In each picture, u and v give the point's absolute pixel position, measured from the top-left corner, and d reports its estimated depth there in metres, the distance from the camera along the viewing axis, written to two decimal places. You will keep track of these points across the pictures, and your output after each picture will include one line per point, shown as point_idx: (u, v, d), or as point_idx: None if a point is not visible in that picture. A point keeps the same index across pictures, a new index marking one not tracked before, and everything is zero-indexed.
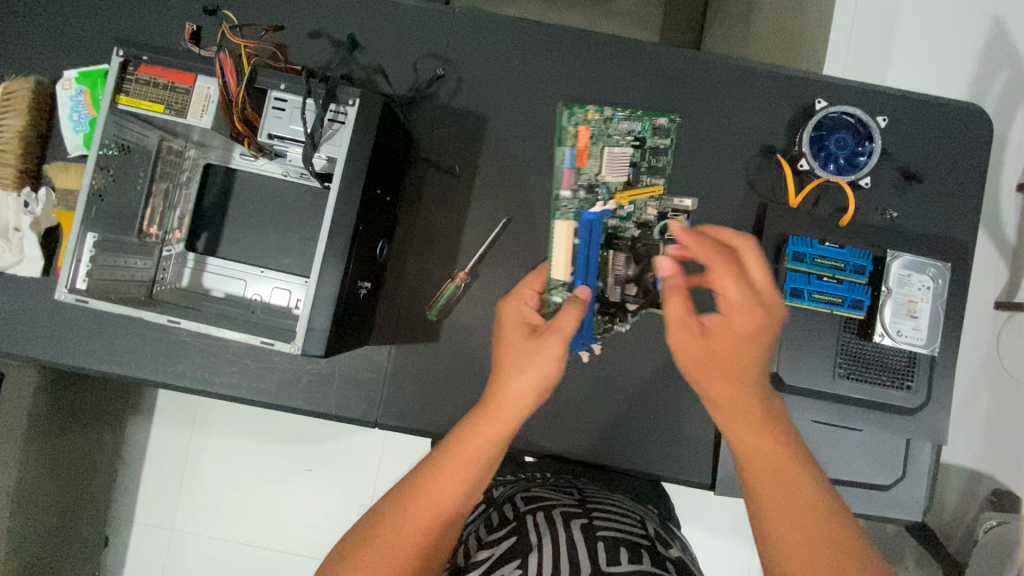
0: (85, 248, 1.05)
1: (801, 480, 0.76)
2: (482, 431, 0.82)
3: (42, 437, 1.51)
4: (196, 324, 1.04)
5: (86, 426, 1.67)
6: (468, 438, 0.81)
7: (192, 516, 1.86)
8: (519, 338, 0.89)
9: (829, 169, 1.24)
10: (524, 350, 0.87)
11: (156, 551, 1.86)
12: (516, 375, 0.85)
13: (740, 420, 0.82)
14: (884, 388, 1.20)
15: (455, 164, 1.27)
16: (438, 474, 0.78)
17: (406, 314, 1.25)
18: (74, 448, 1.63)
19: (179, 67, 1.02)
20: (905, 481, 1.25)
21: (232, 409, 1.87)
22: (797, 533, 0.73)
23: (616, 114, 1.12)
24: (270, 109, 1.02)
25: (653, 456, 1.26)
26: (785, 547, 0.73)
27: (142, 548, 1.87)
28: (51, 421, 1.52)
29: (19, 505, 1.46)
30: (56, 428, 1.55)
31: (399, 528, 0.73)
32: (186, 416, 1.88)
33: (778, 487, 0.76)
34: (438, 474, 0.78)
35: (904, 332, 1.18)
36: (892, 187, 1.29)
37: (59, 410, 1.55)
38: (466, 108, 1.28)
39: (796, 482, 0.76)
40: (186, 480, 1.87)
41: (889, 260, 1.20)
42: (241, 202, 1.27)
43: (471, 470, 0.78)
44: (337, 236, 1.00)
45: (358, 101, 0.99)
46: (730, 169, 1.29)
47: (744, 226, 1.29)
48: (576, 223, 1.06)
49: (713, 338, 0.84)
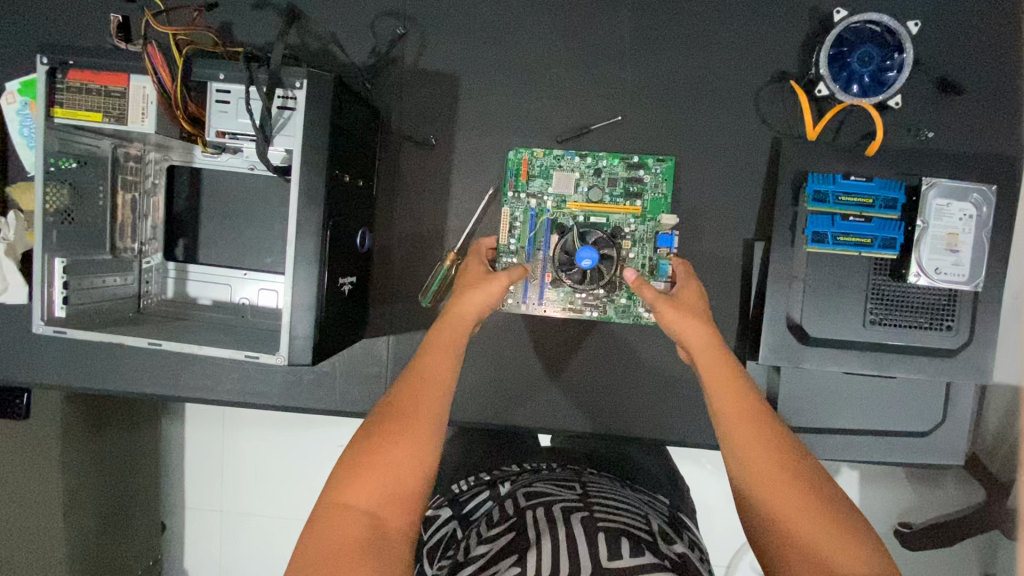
0: (56, 275, 1.02)
1: (795, 459, 0.78)
2: (440, 343, 0.90)
3: (82, 445, 1.43)
4: (177, 345, 1.00)
5: (122, 437, 1.55)
6: (443, 332, 0.92)
7: (236, 524, 1.70)
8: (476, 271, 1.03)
9: (852, 92, 1.08)
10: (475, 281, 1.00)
11: (211, 558, 1.72)
12: (466, 292, 0.97)
13: (740, 409, 0.83)
14: (920, 330, 1.10)
15: (431, 135, 1.16)
16: (427, 357, 0.88)
17: (399, 302, 1.19)
18: (117, 452, 1.53)
19: (108, 67, 0.93)
20: (947, 425, 1.17)
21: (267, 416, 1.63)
22: (793, 503, 0.73)
23: (570, 153, 1.13)
24: (213, 104, 0.92)
25: (674, 423, 1.20)
26: (786, 524, 0.72)
27: (199, 557, 1.73)
28: (84, 430, 1.43)
29: (72, 510, 1.41)
30: (94, 434, 1.46)
31: (417, 405, 0.81)
32: (215, 425, 1.66)
33: (769, 461, 0.77)
34: (428, 360, 0.87)
35: (944, 270, 1.06)
36: (926, 103, 1.13)
37: (90, 419, 1.46)
38: (434, 69, 1.16)
39: (789, 460, 0.78)
40: (227, 489, 1.69)
41: (925, 189, 1.06)
42: (213, 203, 1.20)
43: (454, 357, 0.89)
44: (307, 237, 0.92)
45: (306, 82, 0.89)
46: (738, 103, 1.15)
47: (756, 167, 1.16)
48: (521, 215, 1.14)
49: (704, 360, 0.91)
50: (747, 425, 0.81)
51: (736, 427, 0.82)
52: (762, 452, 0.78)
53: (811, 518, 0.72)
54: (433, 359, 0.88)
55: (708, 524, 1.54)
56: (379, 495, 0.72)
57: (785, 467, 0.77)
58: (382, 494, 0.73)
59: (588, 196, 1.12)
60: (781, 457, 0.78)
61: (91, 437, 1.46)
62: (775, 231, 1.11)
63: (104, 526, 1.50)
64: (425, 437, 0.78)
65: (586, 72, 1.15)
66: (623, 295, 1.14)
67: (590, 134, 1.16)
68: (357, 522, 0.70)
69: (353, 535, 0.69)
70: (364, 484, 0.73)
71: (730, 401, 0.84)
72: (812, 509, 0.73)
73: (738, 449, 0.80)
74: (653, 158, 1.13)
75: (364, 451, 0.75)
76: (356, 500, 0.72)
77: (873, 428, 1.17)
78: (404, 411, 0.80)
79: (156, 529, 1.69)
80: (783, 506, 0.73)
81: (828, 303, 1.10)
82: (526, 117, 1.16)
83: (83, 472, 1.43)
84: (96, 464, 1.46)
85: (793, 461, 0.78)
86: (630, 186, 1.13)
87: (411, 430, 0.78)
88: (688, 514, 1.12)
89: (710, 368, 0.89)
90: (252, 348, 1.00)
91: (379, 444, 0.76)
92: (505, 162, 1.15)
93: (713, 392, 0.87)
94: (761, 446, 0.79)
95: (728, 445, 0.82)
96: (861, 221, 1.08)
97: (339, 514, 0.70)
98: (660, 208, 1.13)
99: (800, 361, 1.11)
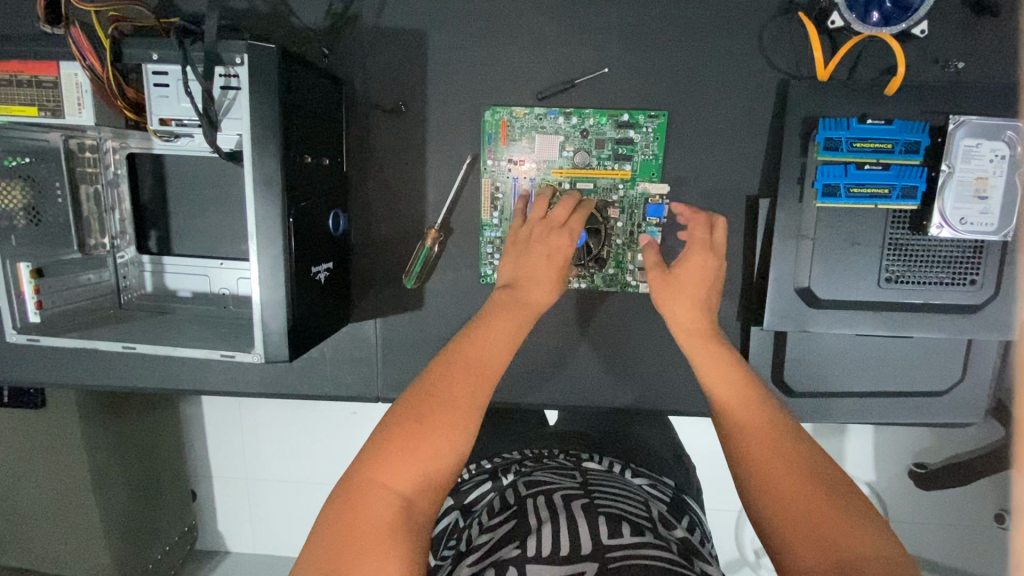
0: (24, 278, 1.01)
1: (806, 455, 0.70)
2: (497, 321, 0.80)
3: (105, 434, 1.42)
4: (152, 346, 0.97)
5: (149, 426, 1.52)
6: (501, 312, 0.81)
7: (261, 509, 1.68)
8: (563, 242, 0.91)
9: (872, 20, 0.94)
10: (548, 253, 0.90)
11: (241, 539, 1.72)
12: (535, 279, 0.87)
13: (744, 408, 0.76)
14: (940, 285, 1.02)
15: (400, 101, 1.07)
16: (482, 339, 0.77)
17: (383, 284, 1.14)
18: (145, 440, 1.51)
19: (36, 56, 0.87)
20: (967, 382, 1.10)
21: (276, 404, 1.56)
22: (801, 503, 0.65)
23: (551, 110, 1.04)
24: (152, 88, 0.84)
25: (670, 390, 1.20)
26: (791, 520, 0.64)
27: (230, 540, 1.73)
28: (104, 421, 1.42)
29: (100, 494, 1.42)
30: (116, 426, 1.44)
31: (462, 395, 0.71)
32: (230, 418, 1.59)
33: (773, 460, 0.69)
34: (481, 342, 0.77)
35: (970, 219, 0.96)
36: (956, 28, 0.99)
37: (111, 411, 1.43)
38: (397, 27, 1.04)
39: (797, 456, 0.70)
40: (248, 478, 1.65)
41: (951, 130, 0.95)
42: (179, 186, 1.12)
43: (511, 344, 0.79)
44: (269, 230, 0.87)
45: (247, 58, 0.80)
46: (739, 43, 1.02)
47: (761, 115, 1.04)
48: (503, 184, 1.08)
49: (698, 346, 0.85)
50: (753, 417, 0.75)
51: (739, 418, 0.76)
52: (762, 440, 0.72)
53: (818, 503, 0.64)
54: (490, 342, 0.77)
55: (717, 476, 1.53)
56: (415, 483, 0.66)
57: (790, 453, 0.70)
58: (418, 482, 0.66)
59: (574, 160, 1.05)
60: (788, 446, 0.71)
61: (111, 423, 1.43)
62: (782, 186, 1.02)
63: (134, 500, 1.50)
64: (465, 427, 0.70)
65: (567, 18, 1.03)
66: (610, 266, 1.13)
67: (575, 89, 1.04)
68: (391, 506, 0.64)
69: (389, 523, 0.63)
70: (404, 469, 0.66)
71: (724, 390, 0.79)
72: (809, 489, 0.66)
73: (734, 438, 0.74)
74: (643, 114, 1.04)
75: (398, 426, 0.68)
76: (395, 485, 0.65)
77: (887, 390, 1.11)
78: (443, 386, 0.71)
79: (185, 497, 1.65)
80: (782, 484, 0.67)
81: (839, 262, 1.03)
82: (502, 74, 1.05)
83: (105, 449, 1.42)
84: (121, 447, 1.46)
85: (802, 450, 0.71)
86: (618, 148, 1.05)
87: (454, 413, 0.70)
88: (693, 497, 1.08)
89: (708, 363, 0.82)
90: (229, 346, 0.97)
91: (410, 415, 0.69)
92: (482, 124, 1.06)
93: (714, 387, 0.80)
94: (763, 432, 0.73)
95: (726, 431, 0.76)
96: (878, 170, 0.97)
97: (372, 494, 0.64)
98: (650, 170, 1.06)
99: (808, 325, 1.04)
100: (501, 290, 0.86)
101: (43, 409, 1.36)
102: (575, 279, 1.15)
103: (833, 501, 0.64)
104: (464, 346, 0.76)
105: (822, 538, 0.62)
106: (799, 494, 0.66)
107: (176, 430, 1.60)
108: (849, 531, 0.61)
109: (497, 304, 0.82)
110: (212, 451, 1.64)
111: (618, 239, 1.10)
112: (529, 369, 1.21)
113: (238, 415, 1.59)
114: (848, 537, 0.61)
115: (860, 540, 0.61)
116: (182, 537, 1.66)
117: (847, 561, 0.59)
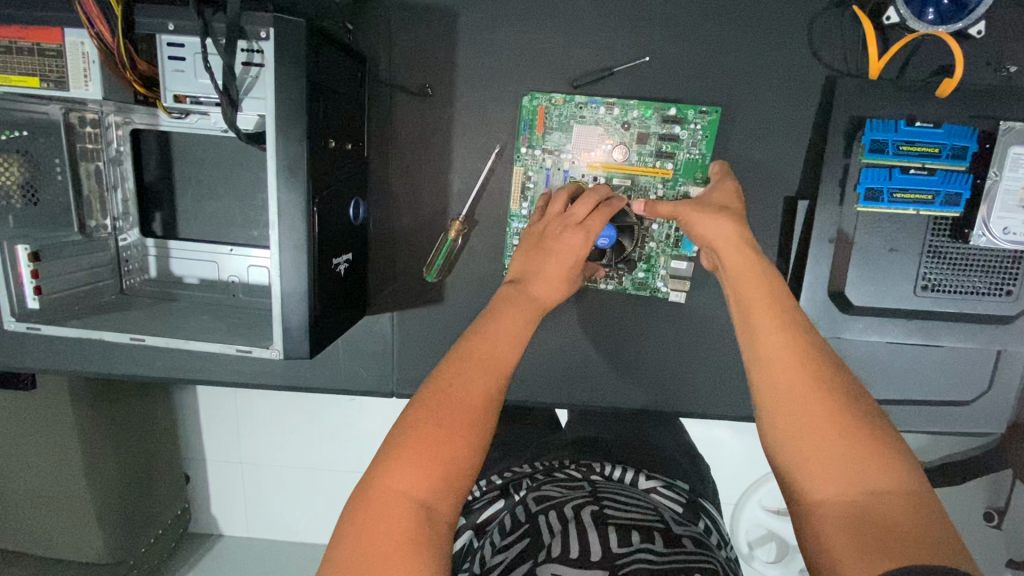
0: (23, 263, 0.94)
1: (829, 382, 0.66)
2: (510, 316, 0.76)
3: (98, 421, 1.36)
4: (161, 339, 0.91)
5: (142, 412, 1.46)
6: (512, 307, 0.77)
7: (259, 496, 1.64)
8: (580, 238, 0.86)
9: (928, 18, 0.90)
10: (570, 243, 0.85)
11: (238, 524, 1.69)
12: (547, 267, 0.84)
13: (770, 330, 0.70)
14: (976, 296, 1.00)
15: (427, 83, 1.01)
16: (493, 334, 0.73)
17: (402, 276, 1.09)
18: (140, 425, 1.46)
19: (38, 21, 0.80)
20: (991, 393, 1.10)
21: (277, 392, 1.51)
22: (812, 435, 0.63)
23: (594, 99, 0.99)
24: (167, 62, 0.78)
25: (694, 391, 1.18)
26: (801, 451, 0.63)
27: (225, 526, 1.70)
28: (98, 408, 1.35)
29: (92, 478, 1.37)
30: (108, 413, 1.38)
31: (462, 390, 0.67)
32: (228, 405, 1.55)
33: (789, 388, 0.66)
34: (492, 335, 0.73)
35: (1015, 230, 0.93)
36: (1011, 29, 0.95)
37: (105, 397, 1.37)
38: (427, 4, 0.98)
39: (817, 381, 0.65)
40: (245, 465, 1.61)
41: (1000, 137, 0.92)
42: (187, 167, 1.06)
43: (521, 338, 0.75)
44: (293, 220, 0.81)
45: (273, 32, 0.74)
46: (788, 36, 0.97)
47: (805, 113, 1.00)
48: (536, 175, 1.03)
49: (736, 263, 0.77)
50: (777, 337, 0.69)
51: (762, 339, 0.70)
52: (788, 365, 0.67)
53: (831, 436, 0.62)
54: (499, 342, 0.73)
55: (722, 474, 1.53)
56: (431, 486, 0.62)
57: (811, 377, 0.66)
58: (438, 488, 0.62)
59: (613, 153, 1.00)
60: (813, 371, 0.66)
61: (104, 410, 1.37)
62: (823, 189, 0.98)
63: (129, 485, 1.45)
64: (482, 432, 0.66)
65: (607, 2, 0.97)
66: (640, 268, 1.11)
67: (612, 78, 0.99)
68: (408, 515, 0.60)
69: (407, 532, 0.59)
70: (410, 471, 0.62)
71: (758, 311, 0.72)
72: (824, 420, 0.63)
73: (756, 356, 0.69)
74: (693, 110, 0.98)
75: (415, 430, 0.64)
76: (408, 489, 0.61)
77: (912, 399, 1.10)
78: (458, 384, 0.68)
79: (179, 482, 1.60)
80: (796, 410, 0.65)
81: (877, 268, 1.00)
82: (537, 58, 0.99)
83: (96, 435, 1.36)
84: (115, 432, 1.40)
85: (827, 381, 0.66)
86: (662, 145, 1.00)
87: (469, 416, 0.66)
88: (708, 499, 1.04)
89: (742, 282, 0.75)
90: (243, 339, 0.92)
91: (424, 416, 0.65)
92: (519, 110, 1.01)
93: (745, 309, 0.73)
94: (786, 358, 0.67)
95: (748, 354, 0.71)
96: (923, 175, 0.94)
97: (391, 504, 0.61)
98: (694, 170, 1.00)
99: (841, 331, 1.02)
100: (507, 287, 0.82)
101: (32, 392, 1.30)
102: (602, 279, 1.11)
103: (844, 434, 0.62)
104: (475, 340, 0.72)
105: (836, 472, 0.61)
106: (815, 426, 0.63)
107: (170, 415, 1.55)
108: (864, 468, 0.60)
109: (504, 298, 0.79)
110: (207, 437, 1.60)
111: (652, 242, 1.10)
112: (547, 365, 1.18)
113: (237, 403, 1.54)
114: (867, 476, 0.60)
115: (872, 477, 0.60)
116: (178, 521, 1.62)
117: (859, 498, 0.59)
